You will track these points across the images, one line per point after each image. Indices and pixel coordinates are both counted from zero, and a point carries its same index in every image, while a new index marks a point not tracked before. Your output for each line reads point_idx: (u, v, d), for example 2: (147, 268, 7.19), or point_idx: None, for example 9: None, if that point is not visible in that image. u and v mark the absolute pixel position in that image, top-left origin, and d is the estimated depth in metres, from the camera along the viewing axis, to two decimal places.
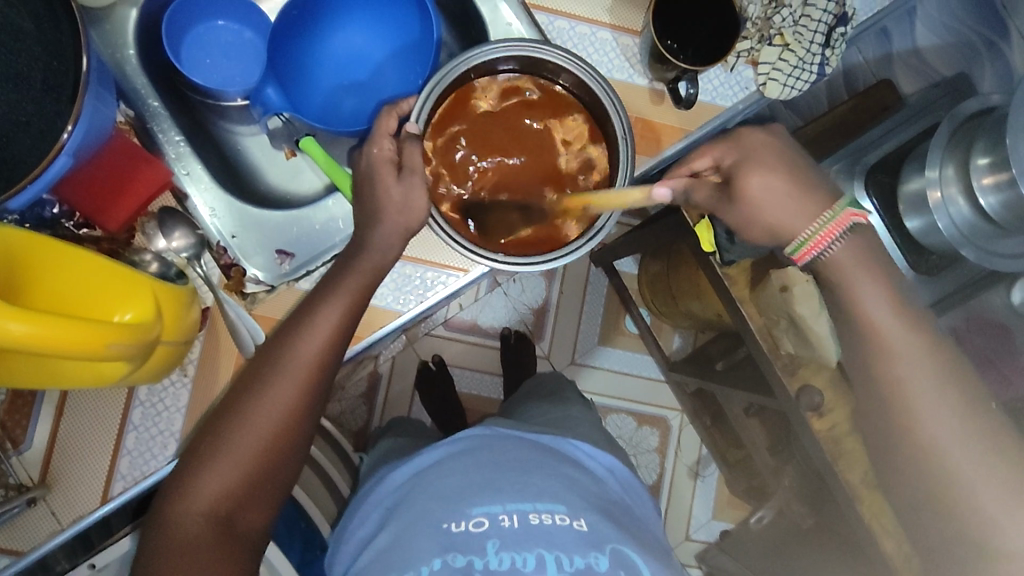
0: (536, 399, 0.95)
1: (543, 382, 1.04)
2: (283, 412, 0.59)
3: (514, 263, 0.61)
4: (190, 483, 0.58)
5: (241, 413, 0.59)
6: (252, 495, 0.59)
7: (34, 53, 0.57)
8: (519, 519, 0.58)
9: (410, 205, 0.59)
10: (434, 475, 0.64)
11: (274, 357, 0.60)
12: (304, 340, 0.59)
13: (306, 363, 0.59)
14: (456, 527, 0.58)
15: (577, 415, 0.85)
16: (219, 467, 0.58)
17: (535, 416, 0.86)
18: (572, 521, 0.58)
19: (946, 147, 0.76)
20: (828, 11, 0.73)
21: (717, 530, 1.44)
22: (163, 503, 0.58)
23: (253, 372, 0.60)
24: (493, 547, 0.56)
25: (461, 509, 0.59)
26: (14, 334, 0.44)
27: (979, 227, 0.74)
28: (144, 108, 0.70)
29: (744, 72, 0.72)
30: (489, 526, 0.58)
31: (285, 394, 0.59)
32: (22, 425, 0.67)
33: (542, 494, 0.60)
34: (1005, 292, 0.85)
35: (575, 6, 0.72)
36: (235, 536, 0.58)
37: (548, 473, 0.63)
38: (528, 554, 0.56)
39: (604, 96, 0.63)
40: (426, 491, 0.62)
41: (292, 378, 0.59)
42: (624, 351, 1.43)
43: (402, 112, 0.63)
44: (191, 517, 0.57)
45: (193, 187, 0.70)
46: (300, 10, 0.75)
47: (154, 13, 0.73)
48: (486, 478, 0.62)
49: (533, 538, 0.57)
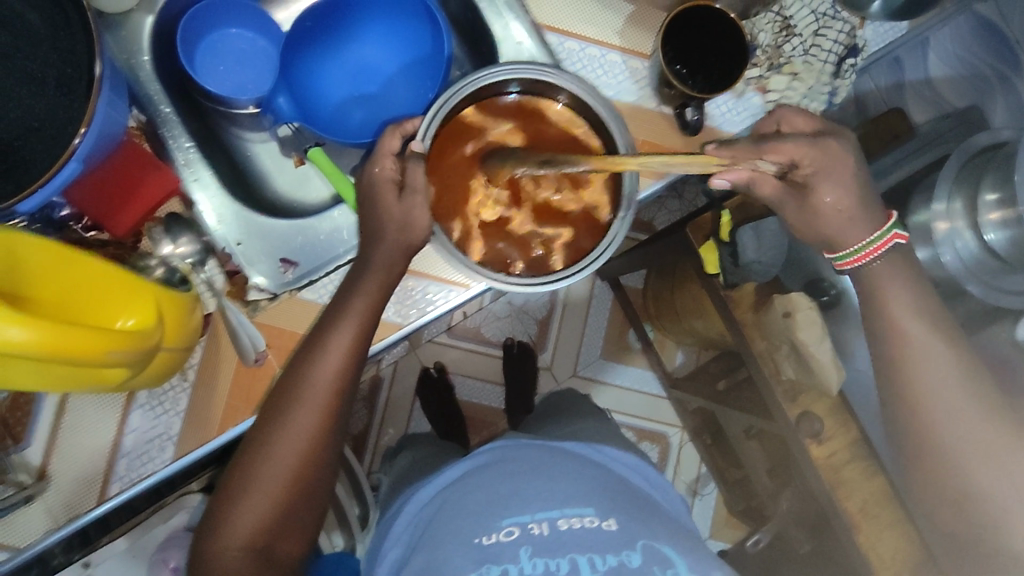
0: (558, 414, 0.96)
1: (557, 401, 1.06)
2: (308, 440, 0.59)
3: (514, 283, 0.61)
4: (224, 520, 0.58)
5: (269, 441, 0.59)
6: (287, 523, 0.59)
7: (50, 59, 0.57)
8: (549, 527, 0.57)
9: (411, 223, 0.59)
10: (460, 492, 0.64)
11: (292, 381, 0.60)
12: (318, 357, 0.60)
13: (324, 384, 0.60)
14: (487, 540, 0.57)
15: (595, 425, 0.87)
16: (252, 495, 0.58)
17: (557, 428, 0.87)
18: (601, 522, 0.58)
19: (955, 181, 0.76)
20: (839, 42, 0.72)
21: (714, 549, 1.43)
22: (204, 543, 0.58)
23: (273, 403, 0.60)
24: (525, 554, 0.55)
25: (489, 522, 0.59)
26: (14, 339, 0.45)
27: (986, 262, 0.75)
28: (155, 114, 0.70)
29: (753, 99, 0.72)
30: (519, 534, 0.57)
31: (310, 418, 0.59)
32: (24, 422, 0.67)
33: (570, 500, 0.60)
34: (1010, 327, 0.81)
35: (585, 27, 0.72)
36: (275, 566, 0.58)
37: (573, 478, 0.63)
38: (562, 559, 0.54)
39: (610, 120, 0.64)
40: (455, 509, 0.62)
41: (313, 396, 0.59)
42: (636, 368, 1.43)
43: (405, 133, 0.63)
44: (230, 552, 0.56)
45: (201, 193, 0.69)
46: (315, 21, 0.75)
47: (169, 19, 0.73)
48: (511, 491, 0.62)
49: (566, 543, 0.56)
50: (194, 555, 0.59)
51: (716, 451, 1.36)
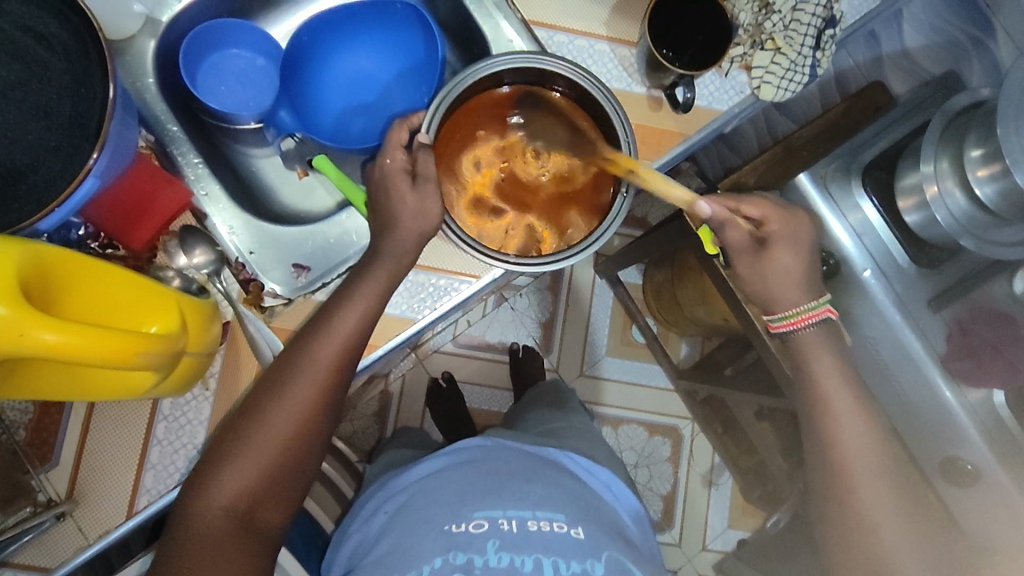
0: (547, 406, 0.96)
1: (547, 391, 1.05)
2: (300, 417, 0.61)
3: (524, 265, 0.63)
4: (211, 480, 0.59)
5: (264, 411, 0.60)
6: (271, 493, 0.60)
7: (63, 81, 0.60)
8: (518, 525, 0.57)
9: (425, 212, 0.61)
10: (437, 480, 0.64)
11: (295, 356, 0.61)
12: (323, 335, 0.61)
13: (325, 366, 0.61)
14: (456, 527, 0.57)
15: (581, 424, 0.86)
16: (242, 464, 0.59)
17: (540, 424, 0.87)
18: (569, 529, 0.57)
19: (939, 142, 0.79)
20: (817, 14, 0.75)
21: (734, 539, 1.43)
22: (187, 498, 0.59)
23: (274, 372, 0.62)
24: (492, 546, 0.55)
25: (461, 512, 0.59)
26: (47, 342, 0.46)
27: (978, 216, 0.77)
28: (163, 133, 0.73)
29: (738, 77, 0.75)
30: (488, 528, 0.57)
31: (304, 394, 0.61)
32: (49, 442, 0.67)
33: (542, 502, 0.59)
34: (1006, 283, 0.85)
35: (572, 21, 0.75)
36: (255, 531, 0.60)
37: (549, 484, 0.62)
38: (526, 557, 0.55)
39: (606, 102, 0.66)
40: (430, 495, 0.62)
41: (312, 372, 0.61)
42: (624, 359, 1.43)
43: (413, 125, 0.65)
44: (214, 512, 0.58)
45: (212, 207, 0.73)
46: (310, 36, 0.78)
47: (172, 43, 0.76)
48: (489, 485, 0.61)
49: (531, 542, 0.56)
50: (173, 511, 0.60)
51: (727, 440, 1.34)
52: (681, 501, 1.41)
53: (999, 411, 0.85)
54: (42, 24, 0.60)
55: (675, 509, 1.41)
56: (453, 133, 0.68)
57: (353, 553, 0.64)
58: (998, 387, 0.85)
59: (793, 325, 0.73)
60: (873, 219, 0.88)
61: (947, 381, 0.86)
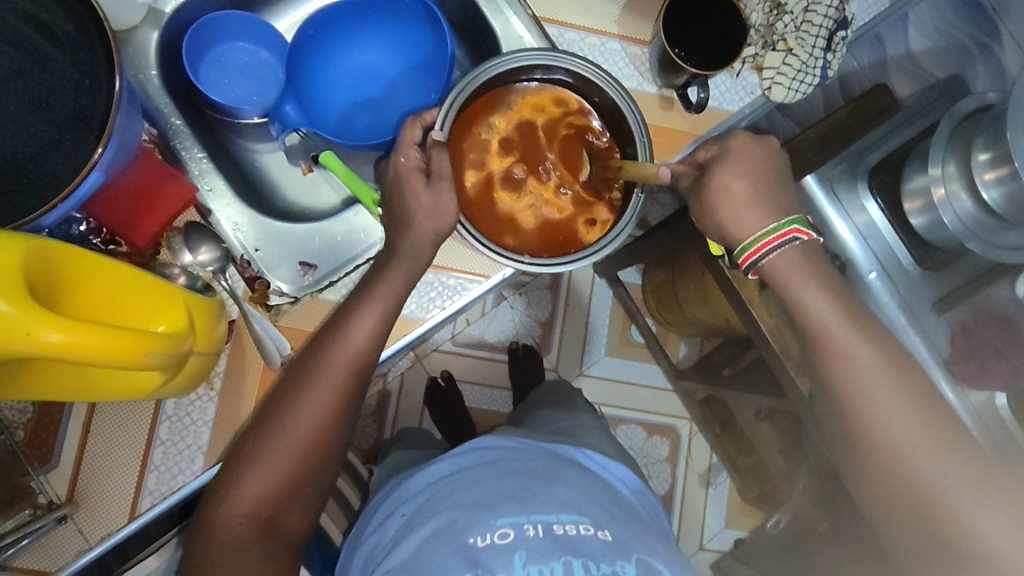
0: (550, 405, 0.96)
1: (550, 391, 1.04)
2: (321, 420, 0.60)
3: (539, 266, 0.63)
4: (232, 486, 0.58)
5: (284, 415, 0.59)
6: (289, 499, 0.60)
7: (67, 72, 0.58)
8: (544, 530, 0.56)
9: (440, 211, 0.61)
10: (456, 485, 0.63)
11: (313, 358, 0.60)
12: (339, 337, 0.60)
13: (341, 368, 0.60)
14: (481, 540, 0.56)
15: (589, 423, 0.85)
16: (260, 469, 0.58)
17: (546, 423, 0.86)
18: (596, 530, 0.57)
19: (947, 145, 0.80)
20: (829, 15, 0.75)
21: (731, 538, 1.43)
22: (207, 507, 0.58)
23: (291, 376, 0.61)
24: (518, 561, 0.54)
25: (483, 520, 0.57)
26: (52, 342, 0.45)
27: (984, 221, 0.78)
28: (167, 126, 0.72)
29: (750, 78, 0.75)
30: (513, 537, 0.55)
31: (324, 397, 0.60)
32: (48, 443, 0.65)
33: (565, 505, 0.59)
34: (1009, 285, 0.89)
35: (584, 19, 0.74)
36: (275, 539, 0.59)
37: (571, 484, 0.62)
38: (556, 563, 0.53)
39: (622, 102, 0.65)
40: (449, 500, 0.61)
41: (329, 375, 0.60)
42: (624, 360, 1.43)
43: (426, 123, 0.64)
44: (234, 521, 0.57)
45: (216, 203, 0.72)
46: (317, 30, 0.76)
47: (175, 34, 0.74)
48: (509, 489, 0.60)
49: (559, 547, 0.55)
50: (194, 518, 0.59)
51: (726, 440, 1.35)
52: (679, 501, 1.41)
53: (1000, 412, 0.89)
54: (46, 13, 0.58)
55: (673, 509, 1.41)
56: (468, 131, 0.67)
57: (369, 558, 0.63)
58: (1000, 389, 0.89)
59: (764, 248, 0.66)
60: (876, 219, 0.93)
61: (950, 385, 0.90)
